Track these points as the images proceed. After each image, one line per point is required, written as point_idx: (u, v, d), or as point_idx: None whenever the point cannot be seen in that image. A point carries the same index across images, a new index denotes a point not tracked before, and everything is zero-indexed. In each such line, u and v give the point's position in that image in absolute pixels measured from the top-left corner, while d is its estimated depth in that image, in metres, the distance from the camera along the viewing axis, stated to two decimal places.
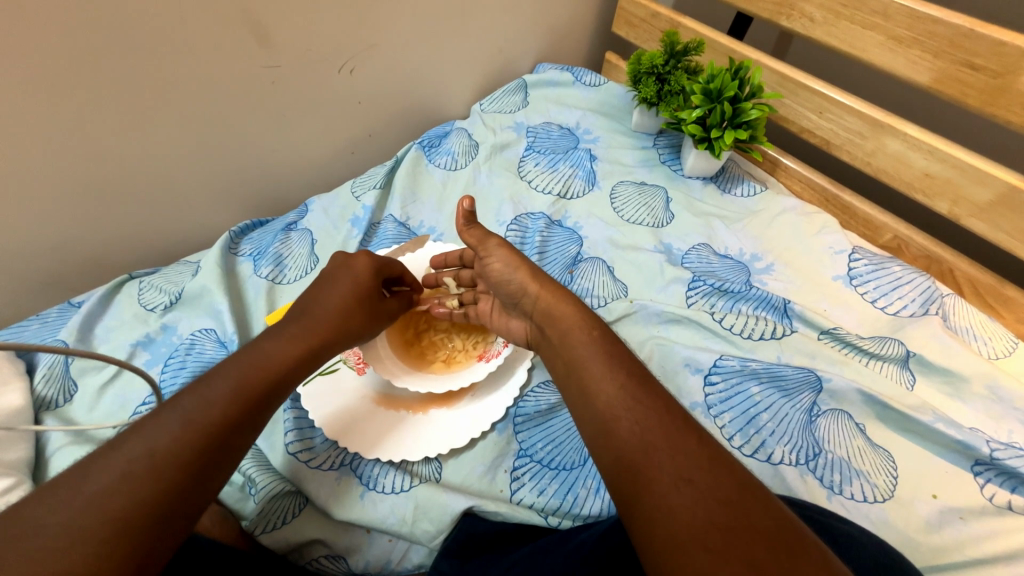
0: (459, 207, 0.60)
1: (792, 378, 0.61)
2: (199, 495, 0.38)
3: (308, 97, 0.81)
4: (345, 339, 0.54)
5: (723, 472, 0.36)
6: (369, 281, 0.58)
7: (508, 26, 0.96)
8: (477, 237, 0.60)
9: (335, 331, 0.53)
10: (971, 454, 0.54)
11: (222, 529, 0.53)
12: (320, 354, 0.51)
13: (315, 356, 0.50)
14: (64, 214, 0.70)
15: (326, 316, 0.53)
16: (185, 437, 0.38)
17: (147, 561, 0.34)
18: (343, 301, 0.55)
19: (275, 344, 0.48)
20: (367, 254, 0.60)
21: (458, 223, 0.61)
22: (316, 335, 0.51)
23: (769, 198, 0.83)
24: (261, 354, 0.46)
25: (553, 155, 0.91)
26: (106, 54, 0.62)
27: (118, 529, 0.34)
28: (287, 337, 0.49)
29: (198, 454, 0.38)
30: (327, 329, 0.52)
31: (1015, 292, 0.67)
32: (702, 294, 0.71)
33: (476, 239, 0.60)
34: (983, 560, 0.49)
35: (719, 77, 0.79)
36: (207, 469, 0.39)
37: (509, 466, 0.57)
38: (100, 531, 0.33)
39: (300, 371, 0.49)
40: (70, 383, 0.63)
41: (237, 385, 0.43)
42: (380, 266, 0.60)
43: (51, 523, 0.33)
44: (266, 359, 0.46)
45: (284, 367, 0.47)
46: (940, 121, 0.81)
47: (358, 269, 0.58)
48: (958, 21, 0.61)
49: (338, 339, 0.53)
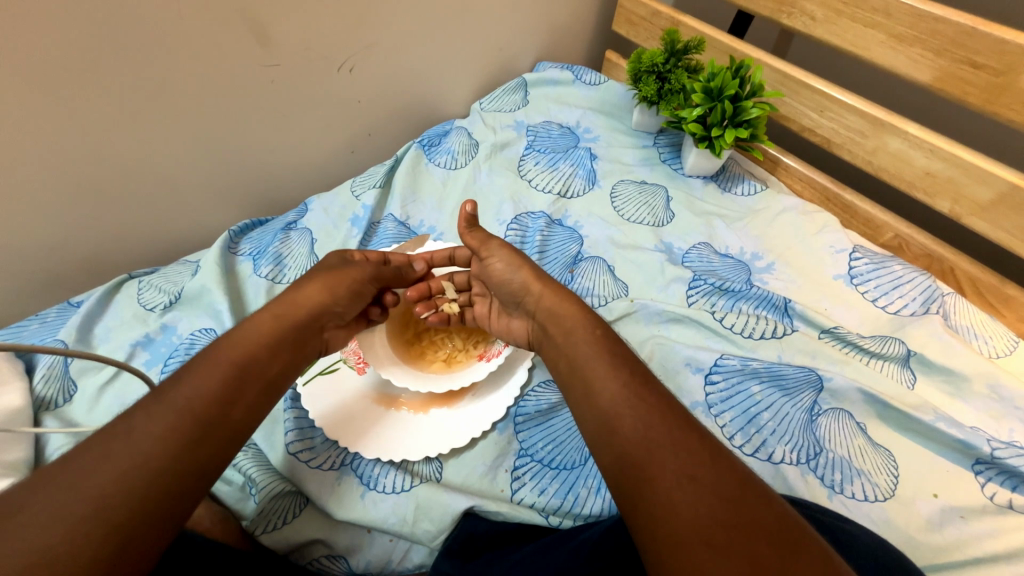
0: (460, 210, 0.61)
1: (793, 377, 0.61)
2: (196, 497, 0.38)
3: (307, 96, 0.81)
4: (323, 318, 0.55)
5: (726, 470, 0.36)
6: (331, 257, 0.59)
7: (508, 25, 0.95)
8: (478, 239, 0.60)
9: (308, 313, 0.53)
10: (971, 452, 0.54)
11: (221, 529, 0.53)
12: (298, 334, 0.51)
13: (291, 332, 0.51)
14: (63, 213, 0.70)
15: (309, 303, 0.53)
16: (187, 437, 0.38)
17: (136, 558, 0.34)
18: (314, 282, 0.55)
19: (250, 332, 0.48)
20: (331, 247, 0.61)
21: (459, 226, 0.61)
22: (292, 317, 0.51)
23: (769, 197, 0.83)
24: (243, 334, 0.47)
25: (554, 154, 0.91)
26: (105, 53, 0.62)
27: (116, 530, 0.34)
28: (267, 319, 0.50)
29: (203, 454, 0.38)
30: (304, 312, 0.53)
31: (1015, 291, 0.67)
32: (703, 293, 0.71)
33: (478, 241, 0.60)
34: (985, 559, 0.49)
35: (720, 75, 0.79)
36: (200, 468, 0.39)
37: (510, 466, 0.57)
38: (95, 526, 0.33)
39: (279, 352, 0.49)
40: (69, 383, 0.63)
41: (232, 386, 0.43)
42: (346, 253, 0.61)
43: (44, 512, 0.33)
44: (247, 344, 0.47)
45: (258, 349, 0.47)
46: (942, 120, 0.80)
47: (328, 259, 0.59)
48: (961, 19, 0.61)
49: (315, 320, 0.54)
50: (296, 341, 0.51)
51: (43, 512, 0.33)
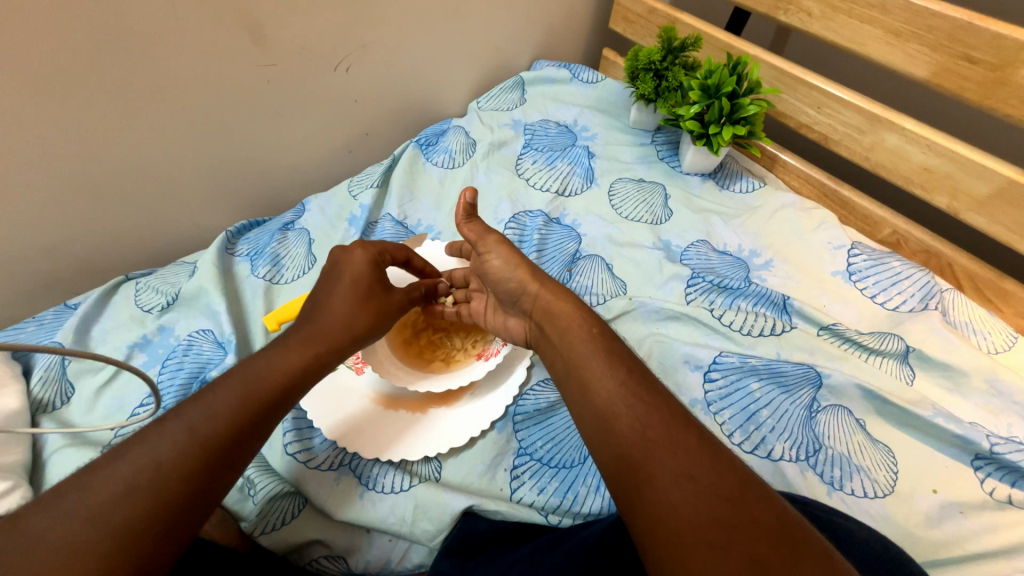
0: (460, 199, 0.59)
1: (792, 373, 0.61)
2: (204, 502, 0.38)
3: (304, 96, 0.81)
4: (354, 343, 0.53)
5: (725, 469, 0.36)
6: (368, 277, 0.56)
7: (504, 23, 0.95)
8: (476, 232, 0.59)
9: (342, 337, 0.52)
10: (971, 448, 0.54)
11: (222, 530, 0.54)
12: (330, 356, 0.50)
13: (322, 363, 0.49)
14: (60, 215, 0.70)
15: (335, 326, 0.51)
16: (186, 441, 0.38)
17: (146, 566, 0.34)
18: (345, 300, 0.53)
19: (284, 353, 0.47)
20: (363, 247, 0.57)
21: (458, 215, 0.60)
22: (328, 345, 0.50)
23: (767, 194, 0.83)
24: (269, 363, 0.45)
25: (552, 152, 0.91)
26: (101, 55, 0.62)
27: (120, 539, 0.34)
28: (293, 344, 0.48)
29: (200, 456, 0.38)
30: (335, 333, 0.51)
31: (1013, 286, 0.67)
32: (702, 290, 0.71)
33: (475, 234, 0.59)
34: (985, 555, 0.49)
35: (717, 73, 0.79)
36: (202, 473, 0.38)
37: (509, 465, 0.57)
38: (102, 535, 0.33)
39: (308, 378, 0.48)
40: (67, 385, 0.63)
41: (229, 386, 0.42)
42: (378, 257, 0.58)
43: (59, 531, 0.33)
44: (277, 365, 0.46)
45: (290, 375, 0.46)
46: (939, 115, 0.80)
47: (357, 265, 0.56)
48: (958, 15, 0.61)
49: (347, 343, 0.52)
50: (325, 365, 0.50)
51: (56, 528, 0.33)
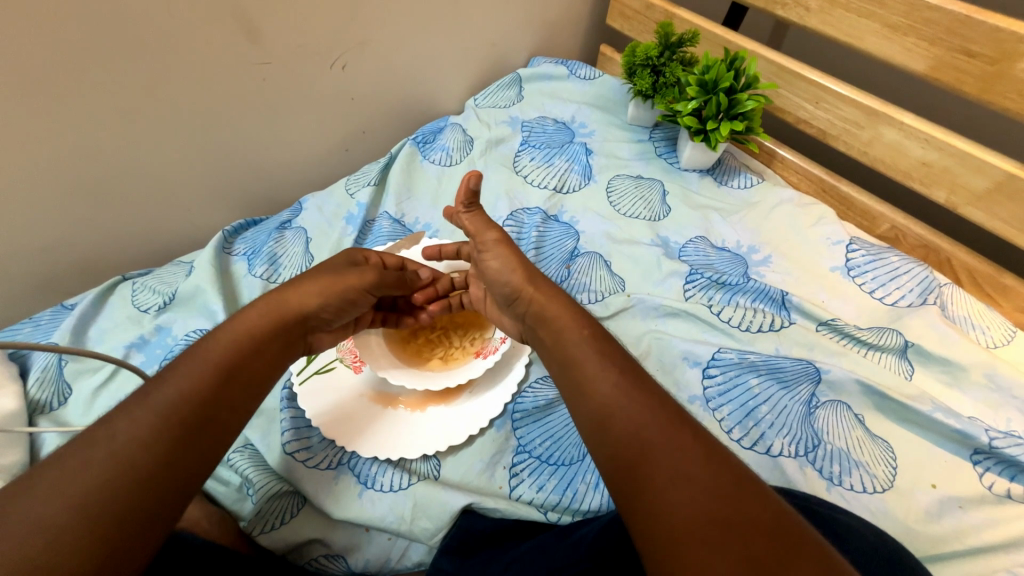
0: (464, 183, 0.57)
1: (791, 369, 0.61)
2: (179, 493, 0.37)
3: (301, 94, 0.80)
4: (311, 320, 0.52)
5: (721, 467, 0.35)
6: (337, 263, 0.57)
7: (501, 20, 0.95)
8: (476, 224, 0.59)
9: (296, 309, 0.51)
10: (970, 443, 0.54)
11: (218, 530, 0.51)
12: (286, 337, 0.50)
13: (277, 331, 0.49)
14: (57, 215, 0.70)
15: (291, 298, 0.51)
16: (162, 436, 0.37)
17: (123, 554, 0.33)
18: (309, 280, 0.53)
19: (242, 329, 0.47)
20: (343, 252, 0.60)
21: (459, 199, 0.58)
22: (279, 315, 0.50)
23: (765, 190, 0.82)
24: (223, 347, 0.45)
25: (549, 149, 0.91)
26: (94, 53, 0.61)
27: (95, 525, 0.33)
28: (252, 315, 0.48)
29: (173, 450, 0.38)
30: (289, 308, 0.50)
31: (1012, 280, 0.67)
32: (700, 287, 0.70)
33: (476, 226, 0.59)
34: (985, 549, 0.49)
35: (714, 67, 0.78)
36: (181, 464, 0.38)
37: (509, 462, 0.57)
38: (80, 521, 0.32)
39: (262, 351, 0.47)
40: (64, 386, 0.62)
41: (206, 383, 0.42)
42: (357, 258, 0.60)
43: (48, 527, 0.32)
44: (235, 355, 0.45)
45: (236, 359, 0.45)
46: (938, 109, 0.80)
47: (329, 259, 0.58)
48: (955, 8, 0.61)
49: (304, 322, 0.52)
50: (279, 336, 0.49)
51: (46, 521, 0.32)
